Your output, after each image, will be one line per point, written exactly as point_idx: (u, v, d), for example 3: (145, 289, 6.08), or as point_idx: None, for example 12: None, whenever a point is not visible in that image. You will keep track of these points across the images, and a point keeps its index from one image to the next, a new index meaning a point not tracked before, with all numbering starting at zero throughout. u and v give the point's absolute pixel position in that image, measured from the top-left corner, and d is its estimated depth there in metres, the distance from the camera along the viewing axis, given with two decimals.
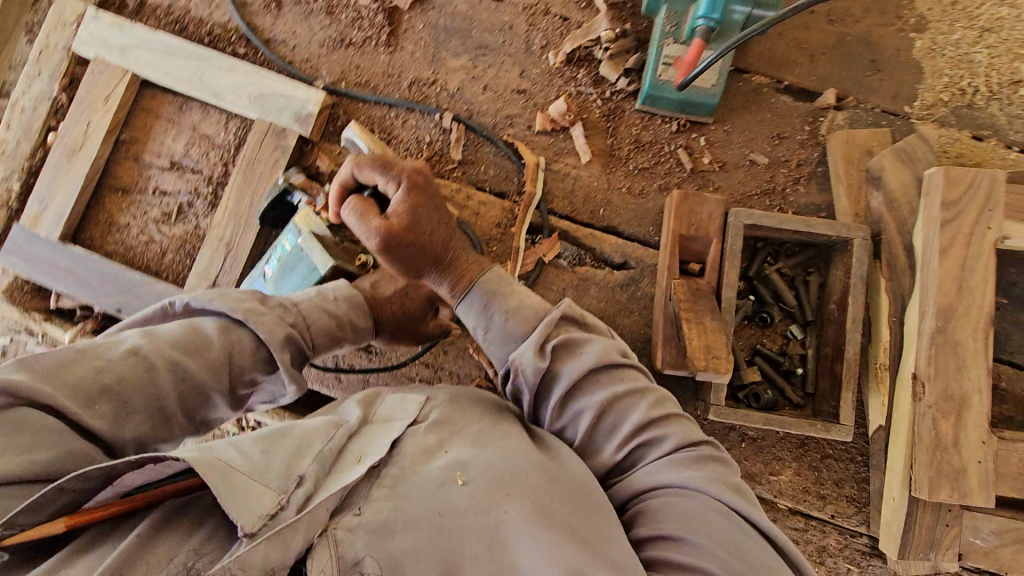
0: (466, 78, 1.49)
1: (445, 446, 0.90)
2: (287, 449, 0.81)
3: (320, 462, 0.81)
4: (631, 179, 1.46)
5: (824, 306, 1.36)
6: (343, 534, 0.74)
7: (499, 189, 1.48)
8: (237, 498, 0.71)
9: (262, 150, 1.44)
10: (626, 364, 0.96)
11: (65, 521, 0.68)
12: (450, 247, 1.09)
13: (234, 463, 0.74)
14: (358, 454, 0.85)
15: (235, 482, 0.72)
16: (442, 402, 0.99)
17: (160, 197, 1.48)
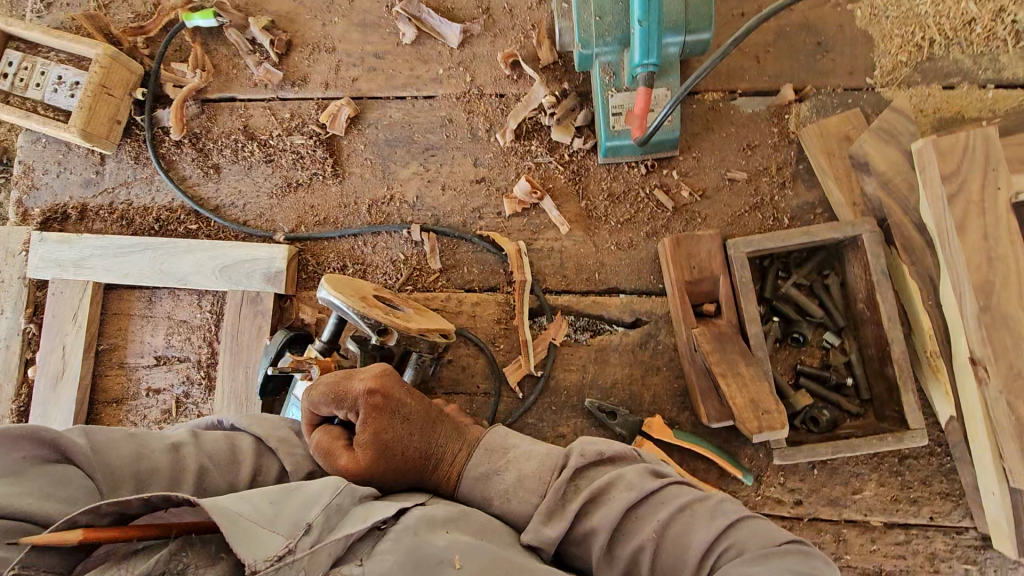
0: (422, 184, 1.45)
1: (449, 526, 0.82)
2: (289, 500, 0.74)
3: (330, 512, 0.74)
4: (616, 234, 1.40)
5: (852, 306, 1.29)
6: None
7: (488, 283, 1.42)
8: (241, 534, 0.65)
9: (243, 320, 1.39)
10: (660, 485, 0.86)
11: (82, 533, 0.65)
12: (431, 454, 0.97)
13: (245, 511, 0.69)
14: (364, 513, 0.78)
15: (240, 522, 0.66)
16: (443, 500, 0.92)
17: (155, 395, 1.43)
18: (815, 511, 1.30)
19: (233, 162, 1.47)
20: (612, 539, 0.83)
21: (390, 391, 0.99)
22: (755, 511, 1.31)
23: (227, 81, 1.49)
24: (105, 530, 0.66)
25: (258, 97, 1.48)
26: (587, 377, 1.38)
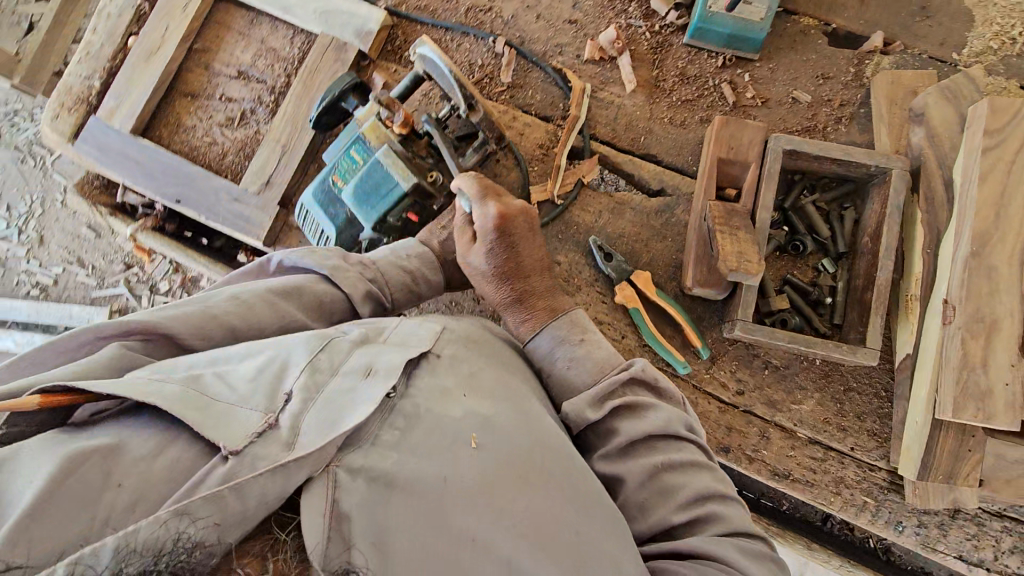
0: (520, 7, 1.56)
1: (461, 392, 0.88)
2: (272, 372, 0.79)
3: (317, 377, 0.79)
4: (673, 110, 1.50)
5: (858, 240, 1.37)
6: (344, 475, 0.72)
7: (545, 113, 1.54)
8: (211, 422, 0.70)
9: (324, 61, 1.53)
10: (687, 440, 0.96)
11: (40, 399, 0.68)
12: (534, 282, 1.21)
13: (222, 395, 0.74)
14: (364, 364, 0.83)
15: (212, 411, 0.71)
16: (456, 337, 0.99)
17: (225, 103, 1.59)
18: (752, 405, 1.39)
19: None
20: (626, 447, 0.95)
21: (530, 214, 1.24)
22: (700, 387, 1.40)
23: None
24: (58, 394, 0.69)
25: None
26: (598, 223, 1.49)
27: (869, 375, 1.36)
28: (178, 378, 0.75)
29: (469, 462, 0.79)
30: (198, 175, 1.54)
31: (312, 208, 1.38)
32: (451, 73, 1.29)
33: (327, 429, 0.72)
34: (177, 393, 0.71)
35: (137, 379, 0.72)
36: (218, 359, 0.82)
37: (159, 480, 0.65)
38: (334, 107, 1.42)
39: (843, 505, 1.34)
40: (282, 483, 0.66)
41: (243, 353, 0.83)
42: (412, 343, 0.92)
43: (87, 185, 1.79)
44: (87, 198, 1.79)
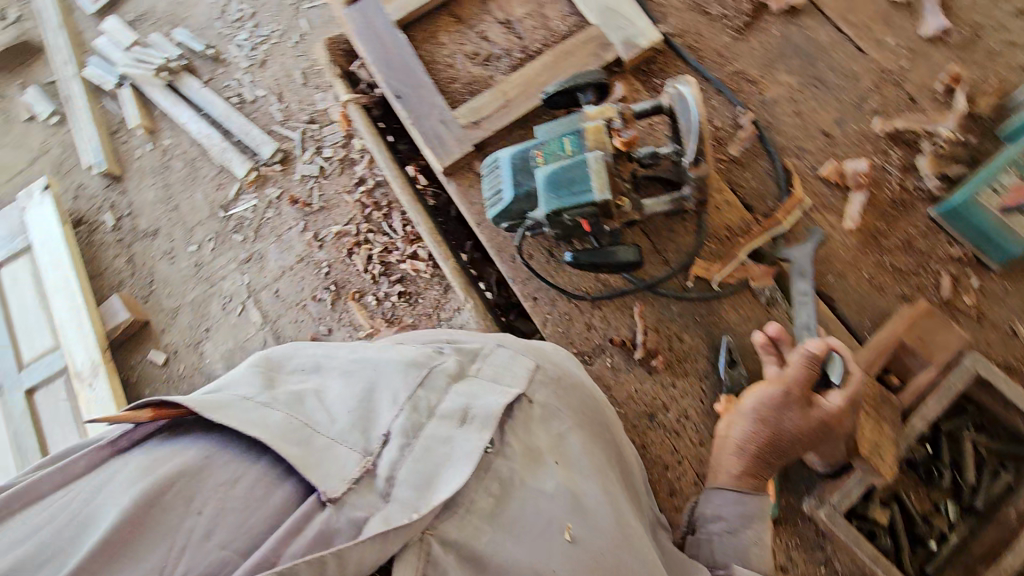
0: (785, 95, 1.54)
1: (546, 458, 0.97)
2: (360, 401, 0.92)
3: (414, 418, 0.90)
4: (877, 270, 1.39)
5: (1000, 506, 1.20)
6: (435, 547, 0.82)
7: (751, 201, 1.50)
8: (307, 457, 0.82)
9: (582, 48, 1.64)
10: None
11: (149, 413, 0.84)
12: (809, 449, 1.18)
13: (321, 428, 0.87)
14: (461, 410, 0.94)
15: (312, 445, 0.84)
16: (546, 379, 1.08)
17: (481, 41, 1.79)
18: None
19: None
20: None
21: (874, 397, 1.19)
22: None
23: None
24: (165, 408, 0.84)
25: None
26: (739, 326, 1.40)
27: None
28: (287, 407, 0.88)
29: (555, 551, 0.89)
30: (424, 81, 1.74)
31: (503, 169, 1.43)
32: (695, 120, 1.28)
33: (423, 485, 0.84)
34: (279, 419, 0.85)
35: (238, 400, 0.86)
36: (321, 370, 0.98)
37: (238, 508, 0.78)
38: (570, 94, 1.52)
39: None
40: (391, 538, 0.78)
41: (345, 370, 0.97)
42: (509, 381, 1.03)
43: (337, 46, 2.01)
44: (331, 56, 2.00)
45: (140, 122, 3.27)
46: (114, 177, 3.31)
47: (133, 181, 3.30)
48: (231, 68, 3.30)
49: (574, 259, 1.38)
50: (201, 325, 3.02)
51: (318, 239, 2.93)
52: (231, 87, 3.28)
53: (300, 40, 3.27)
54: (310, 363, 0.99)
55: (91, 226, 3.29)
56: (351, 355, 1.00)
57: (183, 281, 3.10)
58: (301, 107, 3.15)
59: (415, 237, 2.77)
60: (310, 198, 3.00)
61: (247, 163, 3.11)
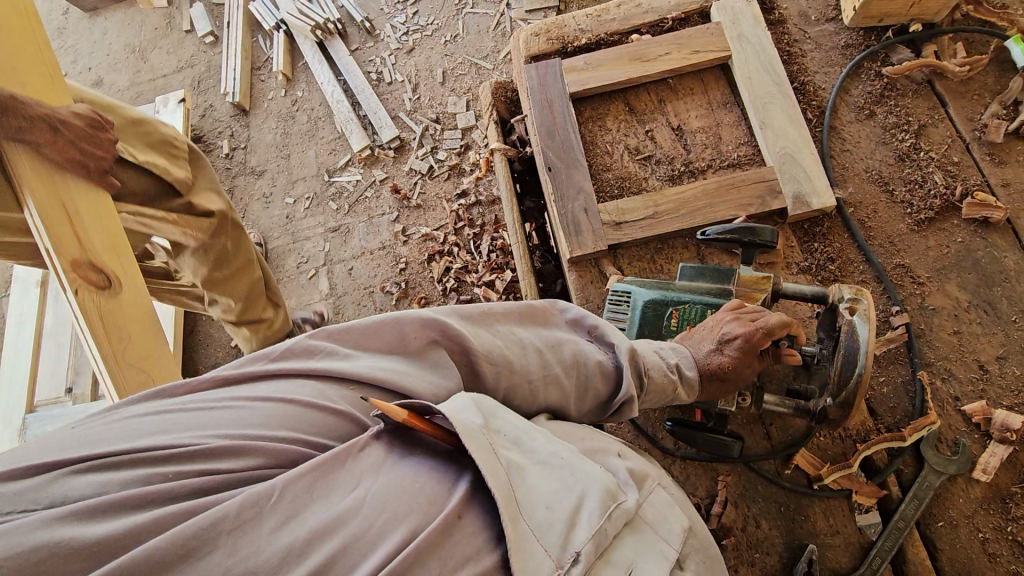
0: (948, 309, 1.44)
1: None
2: (566, 511, 0.77)
3: (596, 549, 0.76)
4: (995, 536, 1.26)
5: None
6: None
7: (877, 407, 1.40)
8: (519, 547, 0.71)
9: (749, 187, 1.58)
10: None
11: (405, 415, 0.76)
12: None
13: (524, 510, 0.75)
14: (628, 563, 0.80)
15: (518, 528, 0.72)
16: (694, 549, 0.93)
17: (647, 137, 1.74)
18: None
19: (885, 126, 1.62)
20: None
21: None
22: None
23: (959, 99, 1.61)
24: (421, 422, 0.78)
25: (959, 128, 1.58)
26: (825, 536, 1.32)
27: None
28: (503, 469, 0.77)
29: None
30: (578, 163, 1.71)
31: (632, 309, 1.41)
32: (857, 367, 1.19)
33: None
34: (502, 481, 0.75)
35: (475, 439, 0.76)
36: (520, 446, 0.82)
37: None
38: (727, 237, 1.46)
39: None
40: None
41: (548, 459, 0.82)
42: (668, 537, 0.89)
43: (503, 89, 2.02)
44: (493, 96, 2.00)
45: (283, 68, 3.36)
46: (243, 111, 3.43)
47: (259, 120, 3.40)
48: (381, 44, 3.34)
49: (672, 429, 1.37)
50: (272, 274, 3.06)
51: (404, 233, 2.94)
52: (373, 62, 3.32)
53: (452, 39, 3.23)
54: (524, 429, 0.84)
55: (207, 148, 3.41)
56: (555, 440, 0.86)
57: (269, 227, 3.16)
58: (431, 104, 3.15)
59: (497, 267, 2.71)
60: (411, 193, 3.00)
61: (365, 140, 3.14)
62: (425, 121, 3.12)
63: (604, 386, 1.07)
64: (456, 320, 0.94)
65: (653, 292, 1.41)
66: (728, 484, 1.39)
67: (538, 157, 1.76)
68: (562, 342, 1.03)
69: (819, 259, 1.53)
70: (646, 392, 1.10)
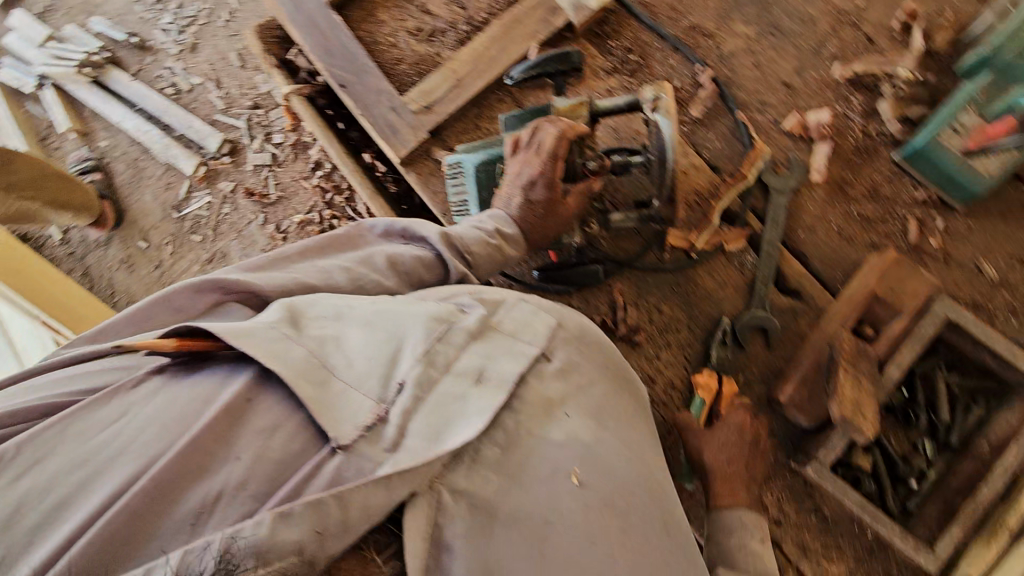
0: (743, 48, 1.50)
1: (567, 409, 0.78)
2: (384, 353, 0.72)
3: (428, 370, 0.72)
4: (846, 221, 1.39)
5: (975, 439, 1.22)
6: (448, 501, 0.65)
7: (716, 163, 1.47)
8: (320, 404, 0.66)
9: (531, 17, 1.55)
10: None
11: (176, 343, 0.68)
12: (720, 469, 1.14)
13: (337, 368, 0.70)
14: (476, 368, 0.75)
15: (326, 387, 0.67)
16: (569, 339, 0.87)
17: (422, 13, 1.66)
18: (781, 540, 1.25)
19: None
20: None
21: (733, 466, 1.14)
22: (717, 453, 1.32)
23: None
24: (194, 339, 0.69)
25: None
26: (717, 292, 1.41)
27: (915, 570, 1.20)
28: (299, 343, 0.71)
29: (567, 498, 0.70)
30: (369, 69, 1.62)
31: (467, 177, 1.36)
32: (670, 163, 1.22)
33: (438, 440, 0.66)
34: (297, 354, 0.69)
35: (262, 326, 0.70)
36: (339, 315, 0.78)
37: (281, 447, 0.63)
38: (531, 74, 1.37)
39: None
40: (387, 493, 0.61)
41: (365, 318, 0.77)
42: (530, 337, 0.83)
43: (267, 29, 1.86)
44: (262, 40, 1.84)
45: (70, 126, 2.95)
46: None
47: None
48: (160, 55, 3.00)
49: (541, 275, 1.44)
50: None
51: (280, 232, 2.74)
52: (165, 76, 2.98)
53: (231, 18, 2.97)
54: (335, 302, 0.79)
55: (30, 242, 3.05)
56: (377, 301, 0.82)
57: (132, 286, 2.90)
58: (242, 92, 2.90)
59: None
60: (266, 189, 2.78)
61: (194, 158, 2.86)
62: (244, 113, 2.88)
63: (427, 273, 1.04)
64: (239, 274, 0.89)
65: (478, 158, 1.35)
66: (622, 290, 1.45)
67: (328, 79, 1.65)
68: (368, 252, 1.01)
69: (620, 56, 1.55)
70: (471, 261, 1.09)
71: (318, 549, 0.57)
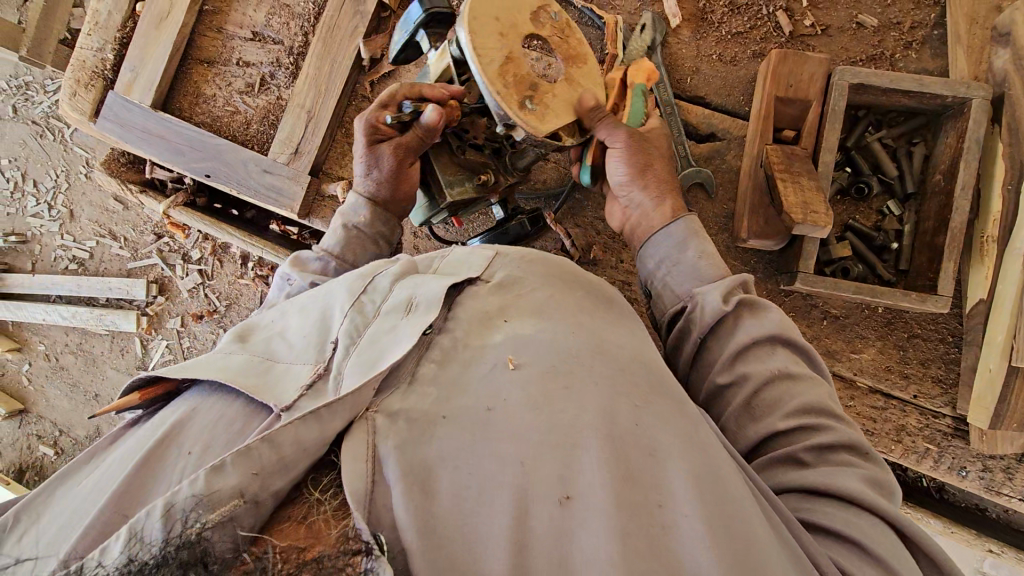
0: None
1: (506, 313, 0.81)
2: (318, 329, 0.78)
3: (360, 320, 0.77)
4: (723, 46, 1.38)
5: (929, 176, 1.26)
6: (383, 421, 0.66)
7: None
8: (260, 383, 0.70)
9: (342, 16, 1.45)
10: (774, 348, 0.86)
11: (137, 394, 0.75)
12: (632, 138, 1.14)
13: (280, 355, 0.76)
14: (405, 300, 0.79)
15: (271, 372, 0.72)
16: (513, 259, 0.92)
17: (243, 68, 1.57)
18: None
19: None
20: (739, 353, 0.87)
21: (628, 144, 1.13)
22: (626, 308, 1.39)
23: None
24: (153, 385, 0.76)
25: None
26: None
27: (936, 322, 1.29)
28: (245, 352, 0.77)
29: (508, 381, 0.71)
30: (224, 147, 1.52)
31: None
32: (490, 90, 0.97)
33: (371, 368, 0.69)
34: (237, 362, 0.74)
35: (209, 353, 0.77)
36: (281, 318, 0.85)
37: (219, 432, 0.66)
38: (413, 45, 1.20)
39: (903, 453, 1.30)
40: (319, 428, 0.62)
41: (298, 308, 0.85)
42: (464, 269, 0.90)
43: (112, 162, 1.75)
44: (114, 175, 1.73)
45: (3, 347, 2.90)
46: (21, 412, 2.97)
47: (37, 404, 2.95)
48: (45, 238, 2.85)
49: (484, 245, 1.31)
50: None
51: None
52: (62, 255, 2.83)
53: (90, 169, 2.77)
54: (272, 319, 0.87)
55: (34, 468, 2.98)
56: (310, 296, 0.88)
57: None
58: (139, 230, 2.69)
59: None
60: (212, 305, 2.58)
61: (132, 314, 2.71)
62: (153, 248, 2.67)
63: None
64: None
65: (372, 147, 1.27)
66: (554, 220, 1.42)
67: (193, 176, 1.56)
68: None
69: None
70: (338, 272, 1.11)
71: (260, 488, 0.58)
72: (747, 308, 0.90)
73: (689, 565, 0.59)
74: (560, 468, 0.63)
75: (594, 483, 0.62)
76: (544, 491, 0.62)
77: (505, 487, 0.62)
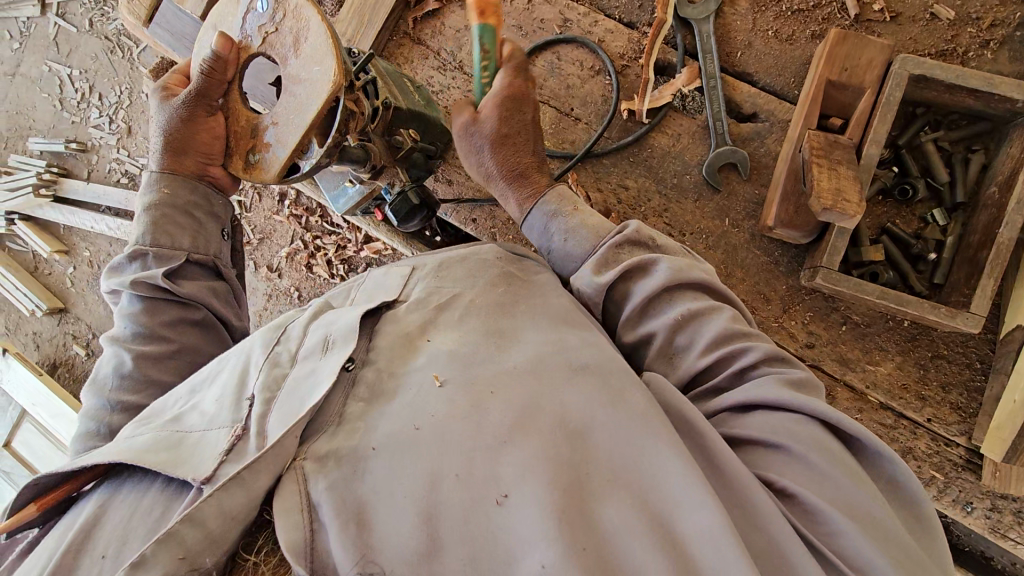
0: None
1: (429, 336, 0.87)
2: (232, 387, 0.85)
3: (277, 372, 0.84)
4: (781, 22, 1.30)
5: (983, 188, 1.16)
6: (311, 468, 0.71)
7: (629, 19, 1.39)
8: (178, 457, 0.76)
9: None
10: (667, 294, 0.88)
11: (36, 506, 0.80)
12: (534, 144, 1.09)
13: (192, 426, 0.82)
14: (320, 342, 0.86)
15: (184, 441, 0.79)
16: (428, 273, 0.99)
17: None
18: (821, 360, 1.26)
19: None
20: (642, 306, 0.89)
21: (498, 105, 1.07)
22: None
23: None
24: (49, 494, 0.80)
25: None
26: (674, 149, 1.35)
27: (964, 344, 1.20)
28: (150, 431, 0.83)
29: (438, 401, 0.76)
30: None
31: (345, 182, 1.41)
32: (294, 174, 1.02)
33: (292, 413, 0.76)
34: (144, 440, 0.80)
35: (121, 440, 0.83)
36: (197, 389, 0.91)
37: (140, 523, 0.73)
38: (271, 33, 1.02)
39: None
40: (246, 494, 0.68)
41: (208, 378, 0.91)
42: (382, 293, 0.97)
43: None
44: None
45: (52, 248, 3.06)
46: (61, 311, 3.14)
47: (77, 306, 3.11)
48: (103, 150, 2.97)
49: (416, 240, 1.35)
50: None
51: None
52: (115, 168, 2.95)
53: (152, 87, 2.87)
54: (190, 387, 0.92)
55: (66, 366, 3.15)
56: (224, 358, 0.95)
57: None
58: None
59: None
60: None
61: None
62: None
63: (169, 316, 1.13)
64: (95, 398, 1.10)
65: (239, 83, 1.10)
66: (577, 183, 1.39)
67: None
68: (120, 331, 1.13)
69: None
70: (157, 259, 1.13)
71: (190, 569, 0.65)
72: (635, 270, 0.92)
73: (622, 542, 0.62)
74: (489, 472, 0.68)
75: (520, 481, 0.66)
76: (478, 499, 0.66)
77: (439, 503, 0.66)
